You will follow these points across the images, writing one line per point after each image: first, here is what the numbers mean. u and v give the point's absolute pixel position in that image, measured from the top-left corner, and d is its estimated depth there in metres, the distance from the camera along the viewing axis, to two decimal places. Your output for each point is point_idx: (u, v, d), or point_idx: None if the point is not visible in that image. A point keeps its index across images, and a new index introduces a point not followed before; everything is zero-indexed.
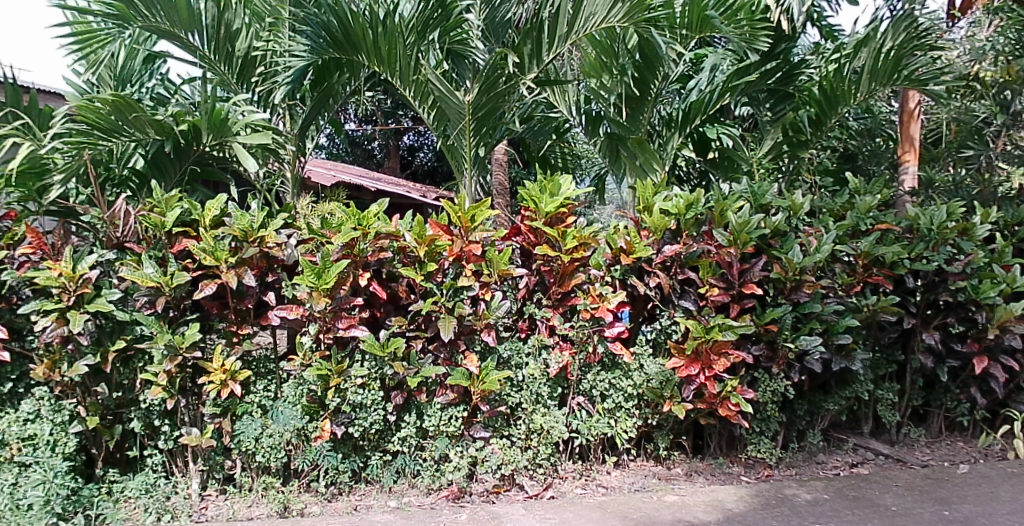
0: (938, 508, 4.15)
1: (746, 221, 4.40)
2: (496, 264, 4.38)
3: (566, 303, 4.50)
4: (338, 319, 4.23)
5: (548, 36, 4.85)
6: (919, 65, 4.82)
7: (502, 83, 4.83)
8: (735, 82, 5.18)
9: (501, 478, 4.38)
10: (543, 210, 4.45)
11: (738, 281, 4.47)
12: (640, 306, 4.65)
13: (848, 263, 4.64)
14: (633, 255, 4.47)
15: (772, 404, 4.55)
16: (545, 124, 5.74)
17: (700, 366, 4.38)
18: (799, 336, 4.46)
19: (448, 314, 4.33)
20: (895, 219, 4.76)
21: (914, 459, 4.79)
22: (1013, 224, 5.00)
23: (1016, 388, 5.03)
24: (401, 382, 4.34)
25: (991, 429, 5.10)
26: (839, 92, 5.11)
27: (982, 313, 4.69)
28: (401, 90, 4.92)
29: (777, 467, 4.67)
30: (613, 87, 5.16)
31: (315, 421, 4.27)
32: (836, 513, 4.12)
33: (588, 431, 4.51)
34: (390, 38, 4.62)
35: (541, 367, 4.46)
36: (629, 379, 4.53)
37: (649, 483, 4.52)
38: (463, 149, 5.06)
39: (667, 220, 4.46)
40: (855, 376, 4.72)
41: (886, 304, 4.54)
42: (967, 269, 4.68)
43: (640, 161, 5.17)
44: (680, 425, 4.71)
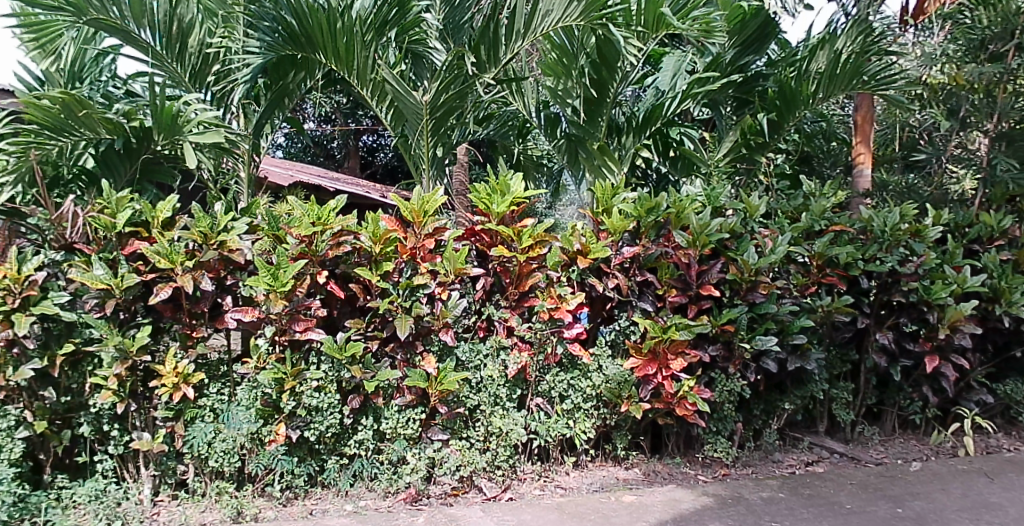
0: (891, 506, 4.22)
1: (705, 222, 4.43)
2: (452, 263, 4.34)
3: (524, 304, 4.48)
4: (294, 321, 4.18)
5: (504, 35, 4.84)
6: (876, 72, 4.87)
7: (458, 83, 4.77)
8: (695, 90, 5.19)
9: (459, 480, 4.36)
10: (494, 211, 4.46)
11: (696, 282, 4.49)
12: (599, 306, 4.68)
13: (802, 264, 4.69)
14: (589, 256, 4.46)
15: (728, 404, 4.60)
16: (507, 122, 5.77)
17: (657, 366, 4.41)
18: (755, 336, 4.49)
19: (406, 314, 4.29)
20: (849, 221, 4.82)
21: (868, 457, 4.86)
22: (963, 225, 5.07)
23: (966, 386, 5.13)
24: (358, 385, 4.28)
25: (943, 426, 5.19)
26: (797, 94, 5.09)
27: (933, 313, 4.74)
28: (359, 90, 4.88)
29: (733, 466, 4.71)
30: (570, 87, 5.19)
31: (269, 425, 4.19)
32: (792, 511, 4.16)
33: (547, 432, 4.49)
34: (348, 33, 4.53)
35: (499, 368, 4.44)
36: (588, 380, 4.52)
37: (607, 483, 4.52)
38: (420, 150, 5.03)
39: (625, 222, 4.48)
40: (810, 375, 4.78)
41: (840, 305, 4.59)
42: (919, 270, 4.73)
43: (599, 162, 5.15)
44: (638, 425, 4.74)
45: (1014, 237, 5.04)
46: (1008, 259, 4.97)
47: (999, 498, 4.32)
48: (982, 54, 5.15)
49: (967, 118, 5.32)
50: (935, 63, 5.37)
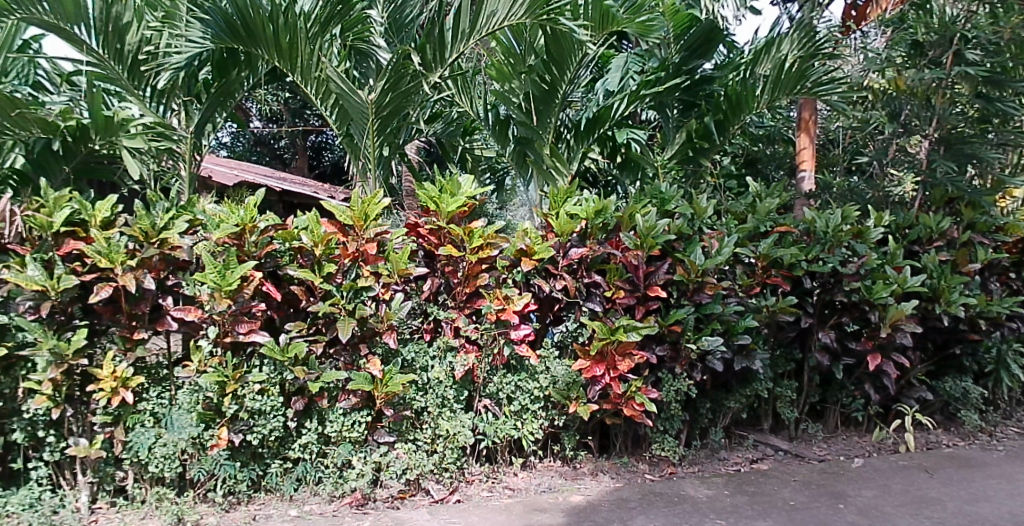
0: (833, 502, 4.29)
1: (652, 224, 4.46)
2: (394, 263, 4.31)
3: (470, 305, 4.46)
4: (237, 323, 4.12)
5: (450, 35, 4.82)
6: (819, 75, 4.90)
7: (406, 82, 4.75)
8: (643, 93, 5.28)
9: (406, 482, 4.32)
10: (445, 211, 4.43)
11: (644, 283, 4.51)
12: (547, 308, 4.64)
13: (749, 264, 4.75)
14: (533, 258, 4.46)
15: (675, 403, 4.63)
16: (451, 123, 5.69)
17: (605, 367, 4.43)
18: (702, 336, 4.52)
19: (349, 317, 4.24)
20: (792, 223, 4.88)
21: (812, 454, 4.93)
22: (904, 227, 5.16)
23: (906, 384, 5.22)
24: (301, 387, 4.23)
25: (884, 423, 5.28)
26: (743, 96, 5.12)
27: (875, 313, 4.80)
28: (302, 87, 4.78)
29: (681, 464, 4.74)
30: (515, 90, 5.12)
31: (211, 429, 4.10)
32: (736, 508, 4.21)
33: (495, 433, 4.47)
34: (291, 30, 4.46)
35: (446, 370, 4.41)
36: (535, 381, 4.52)
37: (556, 484, 4.52)
38: (366, 150, 4.95)
39: (572, 224, 4.50)
40: (755, 374, 4.83)
41: (784, 305, 4.64)
42: (861, 271, 4.79)
43: (547, 164, 5.17)
44: (587, 425, 4.74)
45: (951, 238, 5.15)
46: (946, 260, 5.08)
47: (937, 492, 4.43)
48: (923, 59, 5.21)
49: (909, 122, 5.38)
50: (877, 66, 5.44)
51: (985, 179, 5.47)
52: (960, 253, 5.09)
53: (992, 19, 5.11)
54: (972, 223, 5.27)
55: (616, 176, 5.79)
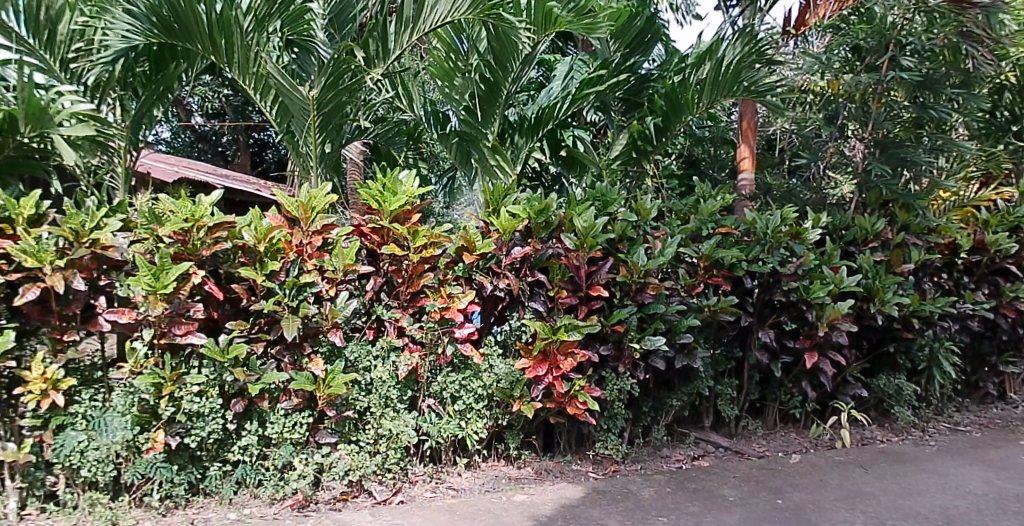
0: (771, 497, 4.37)
1: (591, 223, 4.47)
2: (340, 259, 4.26)
3: (414, 304, 4.43)
4: (173, 325, 4.01)
5: (393, 29, 4.93)
6: (756, 78, 5.00)
7: (347, 78, 4.80)
8: (586, 91, 5.23)
9: (348, 484, 4.28)
10: (388, 209, 4.40)
11: (586, 282, 4.54)
12: (491, 306, 4.67)
13: (691, 264, 4.80)
14: (474, 253, 4.46)
15: (618, 402, 4.67)
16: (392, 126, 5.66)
17: (548, 366, 4.45)
18: (644, 336, 4.58)
19: (292, 315, 4.17)
20: (734, 224, 4.95)
21: (752, 450, 5.02)
22: (840, 228, 5.29)
23: (843, 381, 5.36)
24: (241, 389, 4.13)
25: (821, 419, 5.41)
26: (682, 102, 5.16)
27: (812, 312, 4.91)
28: (240, 82, 4.73)
29: (623, 462, 4.79)
30: (458, 88, 5.09)
31: (146, 432, 4.01)
32: (678, 505, 4.26)
33: (438, 434, 4.45)
34: (225, 28, 4.45)
35: (389, 370, 4.37)
36: (479, 380, 4.52)
37: (499, 483, 4.52)
38: (306, 147, 4.92)
39: (515, 222, 4.50)
40: (696, 373, 4.90)
41: (724, 305, 4.71)
42: (799, 271, 4.89)
43: (491, 161, 5.18)
44: (531, 425, 4.75)
45: (886, 239, 5.29)
46: (881, 260, 5.22)
47: (872, 487, 4.55)
48: (859, 64, 5.37)
49: (845, 124, 5.55)
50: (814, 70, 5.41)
51: (920, 181, 5.60)
52: (894, 253, 5.24)
53: (926, 25, 5.23)
54: (906, 225, 5.37)
55: (562, 172, 5.79)
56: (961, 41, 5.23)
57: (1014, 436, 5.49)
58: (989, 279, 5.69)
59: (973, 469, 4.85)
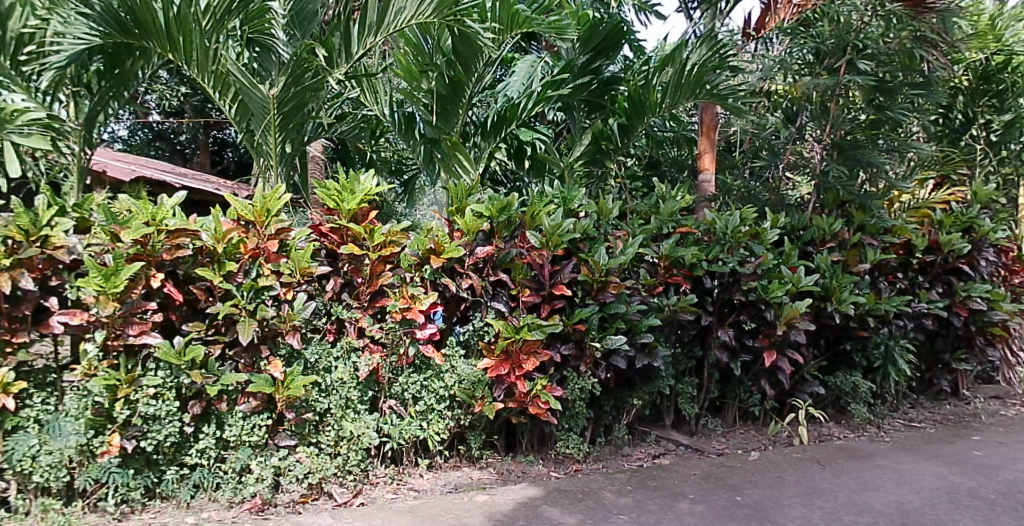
0: (731, 494, 4.43)
1: (557, 223, 4.49)
2: (296, 263, 4.23)
3: (375, 305, 4.41)
4: (127, 325, 3.94)
5: (356, 30, 4.83)
6: (719, 82, 5.03)
7: (308, 77, 4.74)
8: (549, 93, 5.33)
9: (308, 487, 4.24)
10: (344, 208, 4.38)
11: (549, 282, 4.55)
12: (453, 307, 4.63)
13: (651, 264, 4.85)
14: (442, 256, 4.43)
15: (580, 401, 4.69)
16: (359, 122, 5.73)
17: (510, 366, 4.46)
18: (606, 335, 4.61)
19: (249, 318, 4.14)
20: (694, 224, 5.00)
21: (712, 448, 5.08)
22: (798, 228, 5.37)
23: (801, 379, 5.44)
24: (199, 391, 4.10)
25: (780, 417, 5.49)
26: (645, 103, 5.24)
27: (771, 311, 4.98)
28: (199, 80, 4.67)
29: (585, 461, 4.81)
30: (422, 88, 5.09)
31: (100, 436, 3.94)
32: (638, 503, 4.29)
33: (399, 435, 4.43)
34: (184, 27, 4.38)
35: (350, 371, 4.34)
36: (441, 381, 4.49)
37: (461, 484, 4.52)
38: (267, 146, 4.89)
39: (478, 222, 4.49)
40: (657, 372, 4.94)
41: (684, 304, 4.76)
42: (758, 271, 4.95)
43: (453, 162, 5.13)
44: (492, 425, 4.76)
45: (843, 239, 5.39)
46: (838, 260, 5.31)
47: (829, 483, 4.63)
48: (818, 67, 5.43)
49: (803, 126, 5.60)
50: (774, 74, 5.50)
51: (875, 182, 5.62)
52: (850, 253, 5.33)
53: (885, 29, 5.26)
54: (863, 226, 5.53)
55: (524, 175, 5.84)
56: (917, 46, 5.33)
57: (966, 432, 5.63)
58: (942, 279, 5.82)
59: (926, 464, 4.96)
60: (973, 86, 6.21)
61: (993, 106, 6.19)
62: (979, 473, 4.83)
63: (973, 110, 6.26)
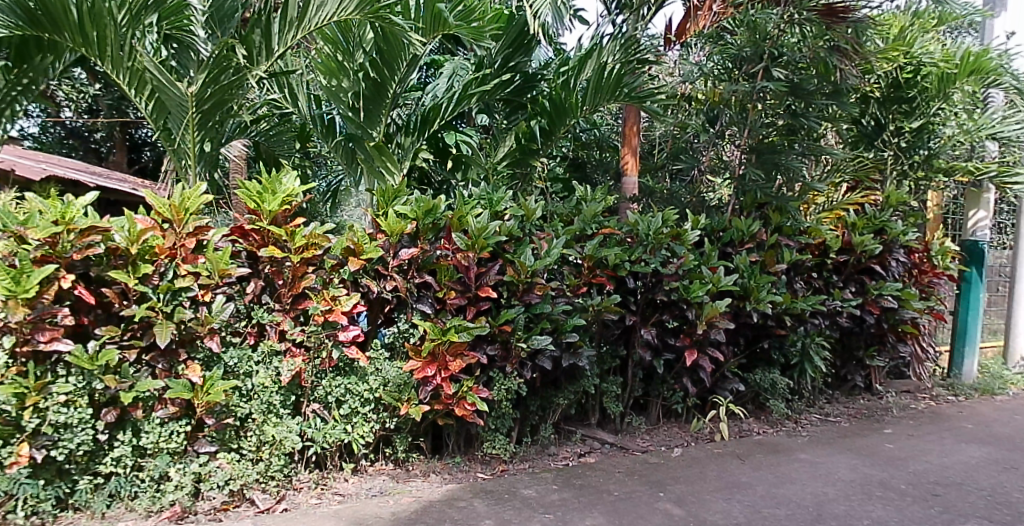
0: (654, 490, 4.53)
1: (483, 225, 4.54)
2: (215, 263, 4.13)
3: (297, 307, 4.36)
4: (37, 331, 3.81)
5: (277, 25, 4.85)
6: (637, 84, 5.13)
7: (228, 75, 4.71)
8: (471, 91, 5.38)
9: (229, 494, 4.17)
10: (266, 209, 4.32)
11: (475, 283, 4.57)
12: (377, 308, 4.64)
13: (575, 265, 4.92)
14: (361, 257, 4.43)
15: (506, 402, 4.72)
16: (278, 123, 5.68)
17: (437, 367, 4.46)
18: (531, 336, 4.65)
19: (167, 321, 4.03)
20: (618, 225, 5.11)
21: (635, 446, 5.18)
22: (718, 230, 5.53)
23: (721, 376, 5.61)
24: (114, 397, 3.99)
25: (702, 414, 5.63)
26: (566, 104, 5.33)
27: (692, 310, 5.11)
28: (113, 76, 4.56)
29: (512, 461, 4.86)
30: (344, 87, 5.08)
31: (9, 446, 3.76)
32: (563, 502, 4.35)
33: (324, 439, 4.39)
34: (98, 21, 4.25)
35: (272, 375, 4.27)
36: (365, 384, 4.48)
37: (387, 487, 4.51)
38: (185, 145, 4.82)
39: (403, 224, 4.48)
40: (582, 372, 5.01)
41: (607, 304, 4.85)
42: (679, 271, 5.07)
43: (378, 163, 5.09)
44: (419, 427, 4.75)
45: (761, 241, 5.56)
46: (756, 260, 5.49)
47: (748, 477, 4.77)
48: (738, 72, 5.58)
49: (724, 130, 5.76)
50: (693, 79, 5.76)
51: (793, 186, 5.81)
52: (768, 254, 5.52)
53: (800, 38, 5.50)
54: (779, 227, 5.70)
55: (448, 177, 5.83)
56: (830, 54, 5.49)
57: (878, 425, 5.88)
58: (856, 278, 6.06)
59: (840, 457, 5.16)
60: (884, 94, 6.47)
61: (903, 113, 6.45)
62: (890, 465, 5.05)
63: (885, 116, 6.52)
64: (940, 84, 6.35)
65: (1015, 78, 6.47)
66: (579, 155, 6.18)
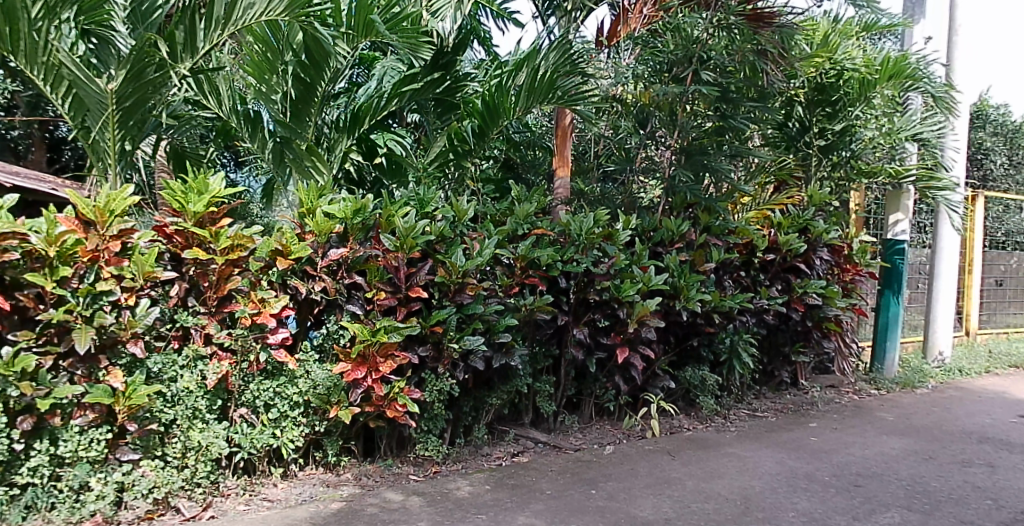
0: (586, 488, 4.56)
1: (412, 225, 4.50)
2: (140, 266, 4.02)
3: (223, 310, 4.26)
4: None
5: (202, 24, 4.75)
6: (569, 88, 5.16)
7: (152, 72, 4.61)
8: (401, 90, 5.39)
9: (153, 502, 4.03)
10: (191, 210, 4.20)
11: (405, 285, 4.54)
12: (306, 310, 4.58)
13: (508, 265, 4.93)
14: (290, 257, 4.35)
15: (438, 403, 4.70)
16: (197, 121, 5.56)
17: (367, 369, 4.41)
18: (463, 336, 4.64)
19: (86, 325, 3.88)
20: (549, 225, 5.15)
21: (568, 444, 5.23)
22: (648, 230, 5.62)
23: (652, 374, 5.71)
24: (29, 405, 3.79)
25: (633, 411, 5.72)
26: (499, 106, 5.32)
27: (623, 310, 5.17)
28: (28, 72, 4.41)
29: (444, 463, 4.84)
30: (275, 87, 5.02)
31: None
32: (496, 502, 4.35)
33: (251, 444, 4.30)
34: (11, 17, 4.15)
35: (197, 379, 4.16)
36: (294, 386, 4.39)
37: (317, 492, 4.44)
38: (105, 144, 4.68)
39: (331, 224, 4.43)
40: (514, 371, 5.02)
41: (539, 304, 4.87)
42: (611, 271, 5.12)
43: (307, 162, 5.08)
44: (349, 430, 4.70)
45: (690, 240, 5.67)
46: (685, 260, 5.59)
47: (678, 473, 4.85)
48: (667, 75, 5.68)
49: (654, 132, 5.85)
50: (625, 81, 5.79)
51: (720, 186, 5.94)
52: (696, 253, 5.62)
53: (728, 42, 5.59)
54: (708, 227, 5.82)
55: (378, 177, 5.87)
56: (757, 58, 5.62)
57: (804, 419, 6.05)
58: (782, 276, 6.22)
59: (767, 451, 5.30)
60: (808, 97, 6.66)
61: (826, 115, 6.67)
62: (814, 458, 5.19)
63: (809, 119, 6.73)
64: (860, 88, 6.55)
65: (928, 83, 6.67)
66: (510, 156, 6.20)
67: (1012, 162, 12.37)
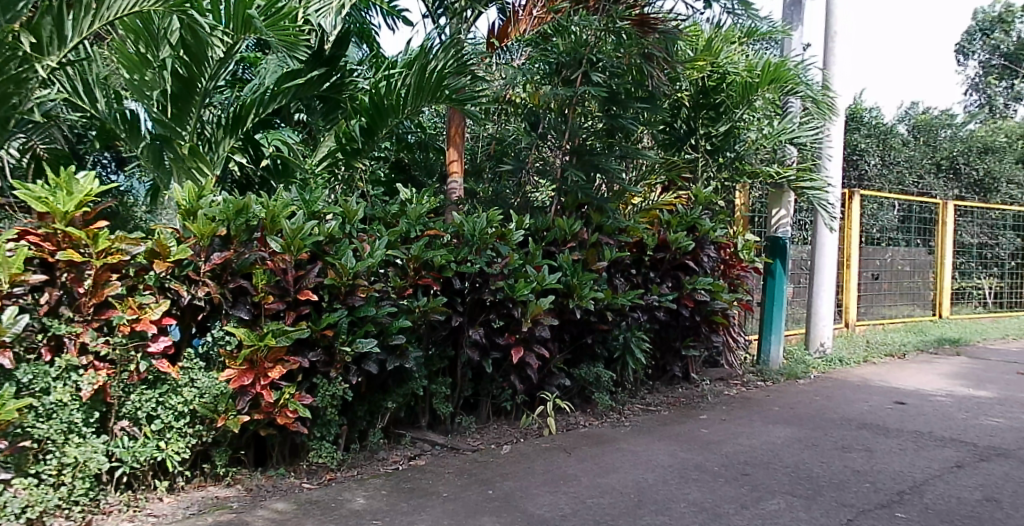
0: (483, 488, 4.57)
1: (299, 225, 4.41)
2: (5, 268, 3.72)
3: (99, 318, 4.00)
4: None
5: (71, 14, 4.49)
6: (459, 87, 5.14)
7: (13, 66, 4.33)
8: (285, 86, 5.35)
9: (26, 523, 3.72)
10: (60, 212, 3.94)
11: (294, 288, 4.45)
12: (189, 317, 4.40)
13: (400, 267, 4.90)
14: (167, 259, 4.18)
15: (331, 408, 4.61)
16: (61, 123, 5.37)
17: (254, 375, 4.28)
18: (356, 339, 4.56)
19: None
20: (442, 227, 5.16)
21: (465, 445, 5.23)
22: (542, 229, 5.68)
23: (548, 373, 5.79)
24: None
25: (530, 410, 5.76)
26: (387, 106, 5.30)
27: (518, 309, 5.21)
28: None
29: (339, 469, 4.77)
30: (153, 82, 4.90)
31: None
32: (392, 507, 4.30)
33: (133, 459, 4.06)
34: None
35: (70, 391, 3.87)
36: (178, 396, 4.20)
37: (205, 504, 4.28)
38: None
39: (213, 226, 4.26)
40: (409, 373, 4.98)
41: (434, 305, 4.85)
42: (504, 270, 5.16)
43: (189, 163, 4.91)
44: (239, 440, 4.57)
45: (583, 239, 5.76)
46: (578, 259, 5.69)
47: (575, 469, 4.93)
48: (557, 77, 5.79)
49: (545, 133, 5.92)
50: (517, 82, 5.79)
51: (611, 186, 6.07)
52: (589, 253, 5.73)
53: (614, 45, 5.71)
54: (600, 226, 5.94)
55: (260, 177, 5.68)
56: (644, 62, 5.76)
57: (694, 412, 6.27)
58: (672, 274, 6.44)
59: (660, 444, 5.45)
60: (694, 99, 6.91)
61: (710, 118, 6.97)
62: (704, 449, 5.38)
63: (695, 121, 6.97)
64: (743, 92, 6.81)
65: (808, 88, 6.95)
66: (403, 156, 6.14)
67: (885, 162, 13.21)
